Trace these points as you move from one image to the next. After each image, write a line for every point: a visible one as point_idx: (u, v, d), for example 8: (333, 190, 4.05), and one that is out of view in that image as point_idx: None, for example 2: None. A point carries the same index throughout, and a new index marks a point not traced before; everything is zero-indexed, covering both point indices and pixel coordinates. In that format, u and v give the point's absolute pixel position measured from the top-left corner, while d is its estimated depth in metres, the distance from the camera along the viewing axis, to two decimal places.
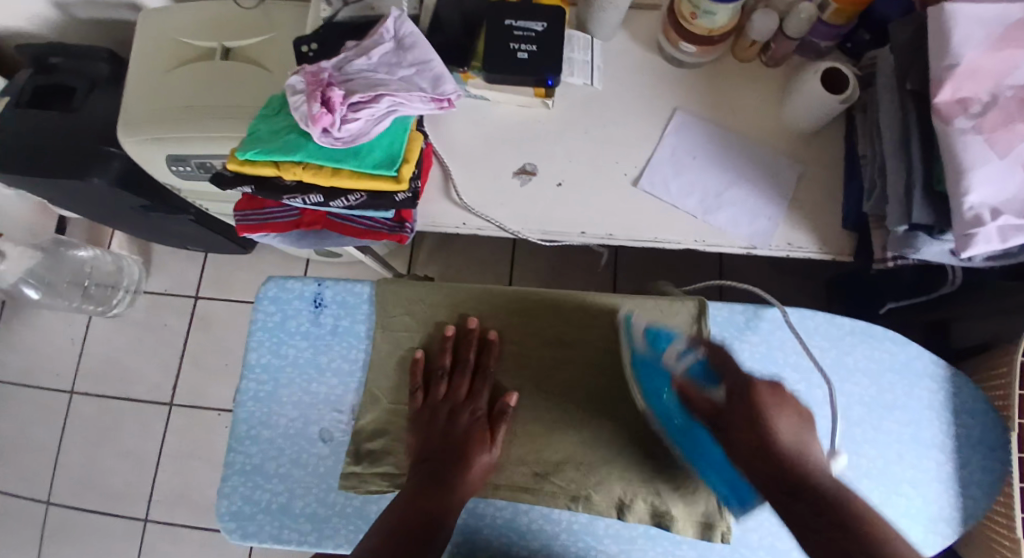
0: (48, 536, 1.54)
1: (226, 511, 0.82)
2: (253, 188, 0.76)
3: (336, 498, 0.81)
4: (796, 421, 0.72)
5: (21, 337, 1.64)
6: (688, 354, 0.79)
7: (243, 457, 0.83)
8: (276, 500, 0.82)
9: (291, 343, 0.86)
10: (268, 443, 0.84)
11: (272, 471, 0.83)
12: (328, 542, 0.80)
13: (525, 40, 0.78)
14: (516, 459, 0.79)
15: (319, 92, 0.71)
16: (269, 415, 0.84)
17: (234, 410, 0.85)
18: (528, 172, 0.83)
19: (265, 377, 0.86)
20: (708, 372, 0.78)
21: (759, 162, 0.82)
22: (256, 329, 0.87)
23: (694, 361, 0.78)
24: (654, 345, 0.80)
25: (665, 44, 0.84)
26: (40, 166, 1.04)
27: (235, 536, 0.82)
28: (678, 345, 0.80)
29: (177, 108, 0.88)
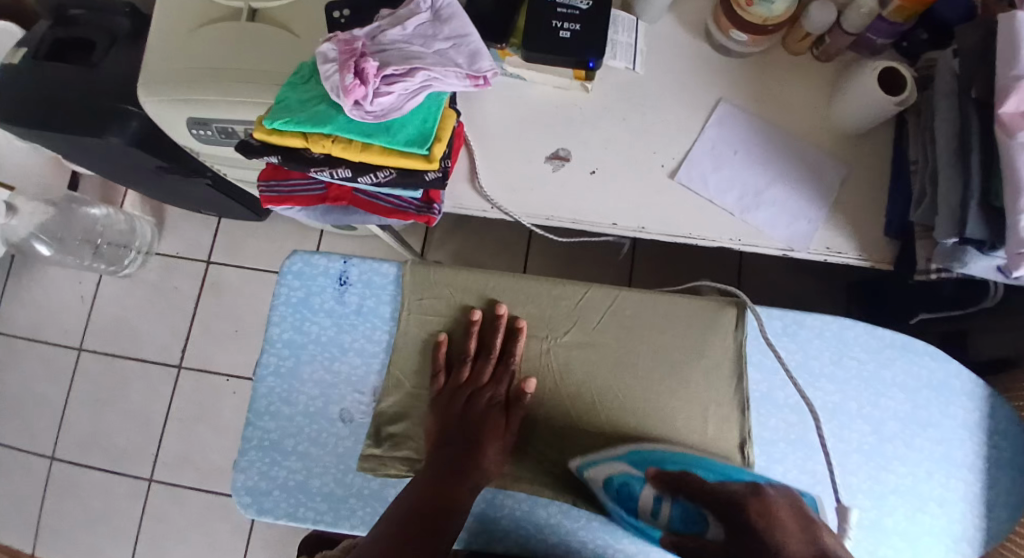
0: (53, 491, 1.55)
1: (241, 485, 0.81)
2: (280, 158, 0.73)
3: (354, 480, 0.80)
4: (801, 534, 0.62)
5: (30, 291, 1.63)
6: (660, 508, 0.69)
7: (261, 432, 0.82)
8: (293, 478, 0.81)
9: (315, 320, 0.84)
10: (287, 419, 0.83)
11: (291, 448, 0.82)
12: (343, 523, 0.79)
13: (569, 18, 0.75)
14: (535, 450, 0.80)
15: (353, 62, 0.68)
16: (289, 392, 0.83)
17: (254, 384, 0.84)
18: (561, 158, 0.80)
19: (287, 352, 0.84)
20: (691, 516, 0.67)
21: (810, 164, 0.79)
22: (279, 304, 0.85)
23: (670, 510, 0.68)
24: (621, 499, 0.72)
25: (714, 30, 0.81)
26: (57, 121, 1.02)
27: (250, 511, 0.81)
28: (646, 496, 0.70)
29: (200, 69, 0.84)
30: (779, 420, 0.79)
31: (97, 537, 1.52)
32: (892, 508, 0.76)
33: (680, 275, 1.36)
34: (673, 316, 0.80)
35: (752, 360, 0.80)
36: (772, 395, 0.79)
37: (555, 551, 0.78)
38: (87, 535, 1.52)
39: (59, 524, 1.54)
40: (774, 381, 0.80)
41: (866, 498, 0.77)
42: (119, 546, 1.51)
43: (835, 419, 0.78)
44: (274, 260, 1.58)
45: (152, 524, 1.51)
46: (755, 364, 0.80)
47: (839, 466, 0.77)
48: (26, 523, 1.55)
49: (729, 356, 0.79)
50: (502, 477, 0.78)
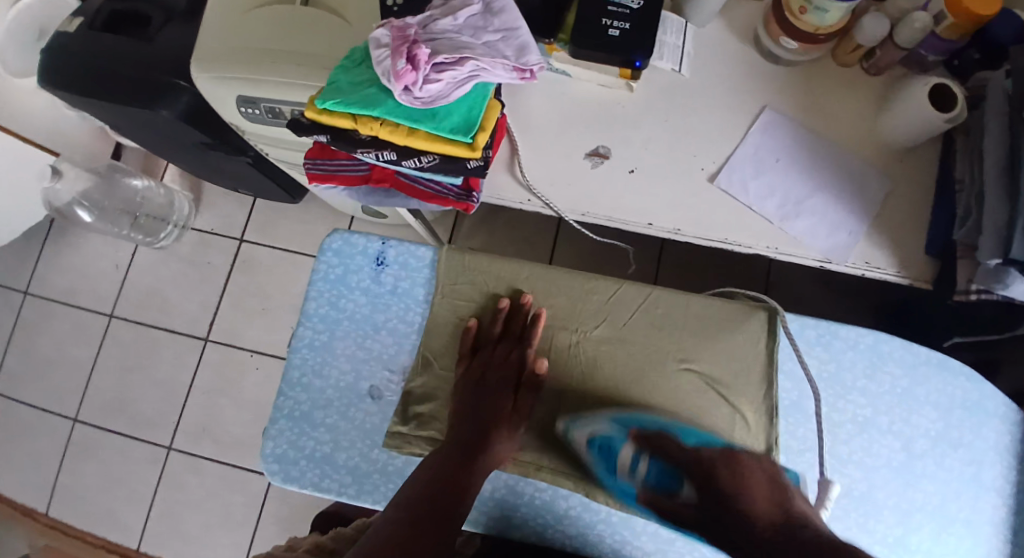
0: (74, 452, 1.59)
1: (270, 453, 0.83)
2: (329, 137, 0.75)
3: (379, 456, 0.82)
4: (768, 493, 0.69)
5: (67, 257, 1.68)
6: (639, 464, 0.74)
7: (292, 402, 0.84)
8: (320, 449, 0.83)
9: (351, 298, 0.86)
10: (318, 392, 0.84)
11: (320, 420, 0.83)
12: (366, 497, 0.81)
13: (619, 16, 0.75)
14: (560, 442, 0.79)
15: (405, 48, 0.69)
16: (321, 365, 0.85)
17: (288, 355, 0.86)
18: (601, 155, 0.81)
19: (322, 326, 0.86)
20: (665, 472, 0.73)
21: (854, 174, 0.79)
22: (317, 280, 0.87)
23: (647, 466, 0.74)
24: (604, 458, 0.75)
25: (763, 37, 0.81)
26: (111, 92, 1.06)
27: (277, 478, 0.83)
28: (627, 454, 0.75)
29: (251, 48, 0.86)
30: (807, 430, 0.78)
31: (115, 500, 1.56)
32: (917, 525, 0.75)
33: (706, 281, 1.36)
34: (704, 318, 0.81)
35: (784, 368, 0.80)
36: (801, 404, 0.79)
37: (572, 543, 0.79)
38: (105, 497, 1.56)
39: (78, 484, 1.58)
40: (804, 388, 0.79)
41: (891, 514, 0.76)
42: (135, 511, 1.55)
43: (865, 433, 0.78)
44: (305, 242, 1.60)
45: (169, 491, 1.54)
46: (786, 373, 0.80)
47: (867, 481, 0.77)
48: (48, 482, 1.59)
49: (758, 361, 0.79)
50: (525, 464, 0.78)
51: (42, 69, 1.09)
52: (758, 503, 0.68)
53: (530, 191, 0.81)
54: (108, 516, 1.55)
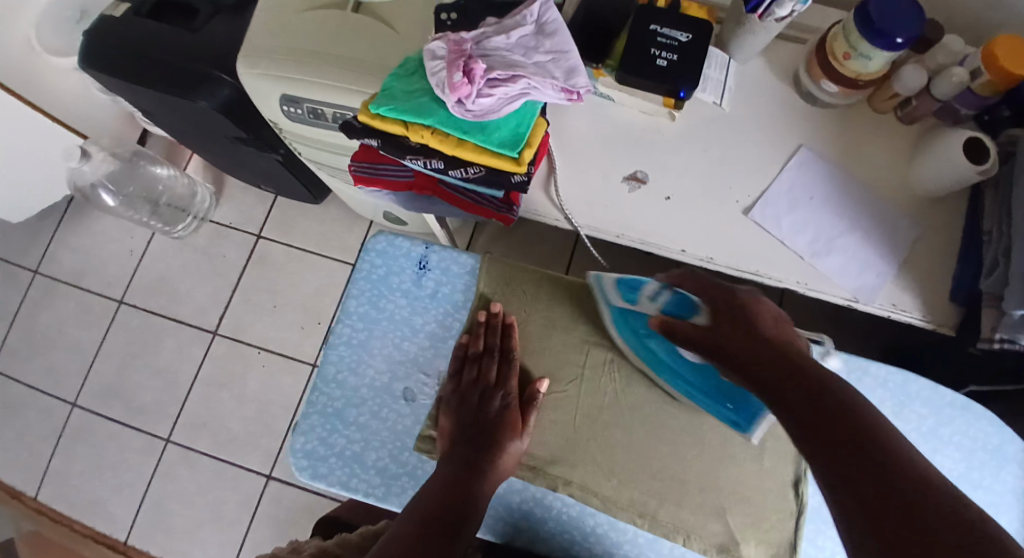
0: (69, 435, 1.58)
1: (299, 448, 0.83)
2: (379, 141, 0.77)
3: (409, 458, 0.83)
4: (775, 323, 0.67)
5: (81, 238, 1.68)
6: (660, 292, 0.77)
7: (326, 398, 0.85)
8: (351, 448, 0.83)
9: (391, 298, 0.88)
10: (352, 390, 0.85)
11: (352, 419, 0.84)
12: (394, 499, 0.82)
13: (667, 48, 0.78)
14: (590, 460, 0.80)
15: (461, 62, 0.71)
16: (357, 363, 0.86)
17: (325, 351, 0.87)
18: (638, 179, 0.83)
19: (360, 325, 0.88)
20: (684, 302, 0.74)
21: (889, 217, 0.81)
22: (358, 278, 0.89)
23: (669, 297, 0.76)
24: (629, 291, 0.81)
25: (803, 78, 0.84)
26: (153, 79, 1.07)
27: (304, 474, 0.83)
28: (652, 286, 0.79)
29: (301, 49, 0.88)
30: None
31: (106, 488, 1.54)
32: None
33: None
34: None
35: None
36: None
37: None
38: (95, 484, 1.55)
39: (69, 469, 1.56)
40: None
41: None
42: (126, 500, 1.53)
43: None
44: (321, 243, 1.62)
45: (162, 483, 1.53)
46: None
47: None
48: (38, 464, 1.57)
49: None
50: (554, 478, 0.79)
51: (84, 52, 1.10)
52: (768, 331, 0.66)
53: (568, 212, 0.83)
54: (98, 503, 1.54)
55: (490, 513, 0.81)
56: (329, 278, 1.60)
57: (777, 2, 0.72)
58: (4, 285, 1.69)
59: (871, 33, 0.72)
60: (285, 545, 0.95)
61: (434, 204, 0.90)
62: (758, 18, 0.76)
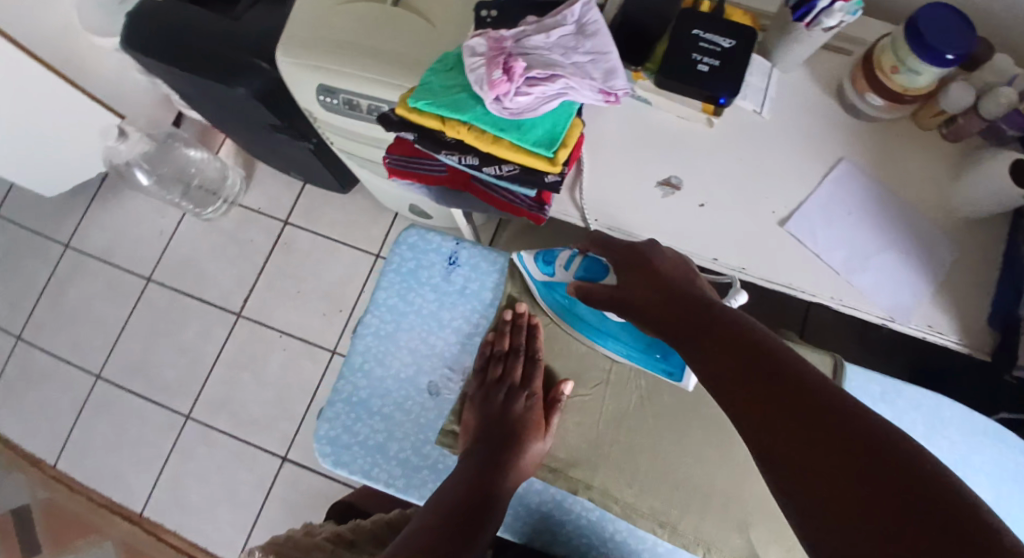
0: (91, 407, 1.61)
1: (323, 434, 0.84)
2: (417, 135, 0.78)
3: (431, 452, 0.84)
4: (679, 268, 0.66)
5: (113, 216, 1.71)
6: (572, 260, 0.78)
7: (351, 387, 0.86)
8: (374, 438, 0.84)
9: (420, 292, 0.89)
10: (378, 381, 0.86)
11: (376, 409, 0.85)
12: (414, 491, 0.82)
13: (710, 53, 0.77)
14: (613, 465, 0.80)
15: (501, 59, 0.71)
16: (384, 354, 0.87)
17: (352, 340, 0.88)
18: (672, 185, 0.82)
19: (389, 316, 0.88)
20: (592, 265, 0.76)
21: (929, 237, 0.80)
22: (389, 269, 0.89)
23: (579, 263, 0.77)
24: (544, 264, 0.82)
25: (848, 90, 0.82)
26: (192, 63, 1.08)
27: (326, 461, 0.84)
28: (564, 253, 0.80)
29: (341, 40, 0.88)
30: None
31: (125, 462, 1.57)
32: None
33: None
34: None
35: None
36: None
37: None
38: (115, 457, 1.58)
39: (90, 440, 1.60)
40: None
41: None
42: (143, 474, 1.56)
43: None
44: (346, 232, 1.63)
45: (179, 460, 1.55)
46: None
47: None
48: (60, 433, 1.61)
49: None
50: (575, 482, 0.80)
51: (126, 33, 1.11)
52: (673, 276, 0.65)
53: (586, 219, 0.83)
54: (117, 476, 1.57)
55: (510, 513, 0.82)
56: (353, 267, 1.61)
57: (825, 12, 0.71)
58: (36, 256, 1.72)
59: (919, 46, 0.71)
60: (300, 529, 0.96)
61: (469, 200, 0.91)
62: (805, 28, 0.74)
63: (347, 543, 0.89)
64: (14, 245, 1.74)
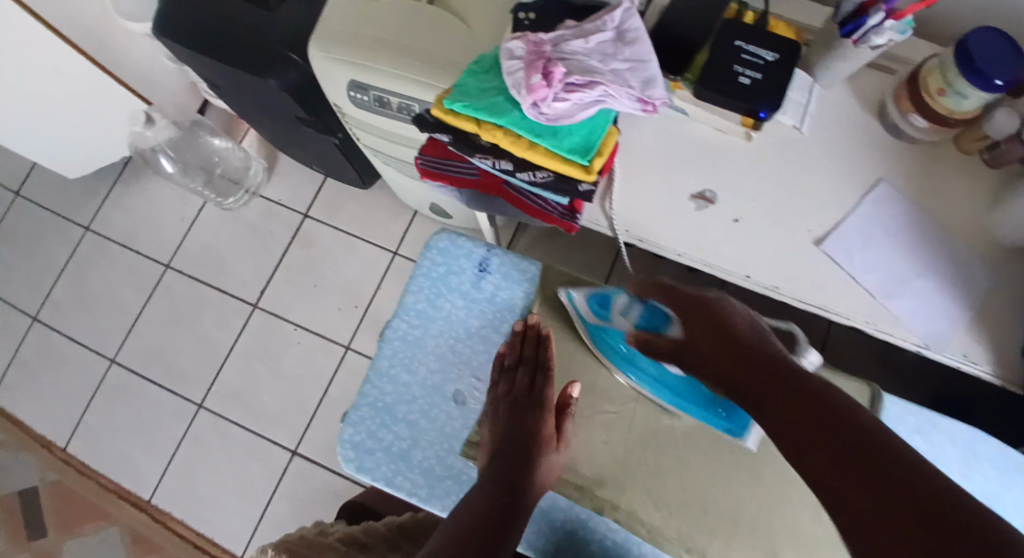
0: (105, 391, 1.62)
1: (348, 438, 0.89)
2: (450, 137, 0.77)
3: (454, 460, 0.88)
4: (750, 324, 0.63)
5: (135, 201, 1.72)
6: (631, 307, 0.76)
7: (377, 392, 0.91)
8: (398, 444, 0.89)
9: (448, 300, 0.93)
10: (404, 387, 0.91)
11: (402, 415, 0.90)
12: (437, 500, 0.87)
13: (752, 66, 0.75)
14: (637, 485, 0.82)
15: (540, 64, 0.70)
16: (410, 361, 0.92)
17: (380, 346, 0.92)
18: (706, 199, 0.81)
19: (416, 323, 0.93)
20: (654, 314, 0.72)
21: (969, 265, 0.78)
22: (418, 276, 0.94)
23: (640, 311, 0.74)
24: (600, 308, 0.82)
25: (890, 109, 0.80)
26: (224, 54, 1.07)
27: (351, 465, 0.89)
28: (621, 300, 0.78)
29: (375, 36, 0.87)
30: None
31: (136, 447, 1.58)
32: None
33: None
34: None
35: None
36: None
37: None
38: (126, 442, 1.58)
39: (102, 424, 1.60)
40: None
41: None
42: (154, 460, 1.57)
43: None
44: (365, 228, 1.63)
45: (190, 448, 1.56)
46: None
47: None
48: (73, 415, 1.62)
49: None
50: (601, 501, 0.82)
51: (159, 21, 1.10)
52: (746, 333, 0.62)
53: (615, 229, 0.82)
54: (128, 460, 1.58)
55: (533, 528, 0.85)
56: (370, 263, 1.61)
57: (875, 30, 0.70)
58: (57, 238, 1.73)
59: (970, 72, 0.69)
60: (312, 526, 0.96)
61: (502, 204, 0.90)
62: (851, 44, 0.73)
63: (360, 545, 0.88)
64: (36, 226, 1.75)
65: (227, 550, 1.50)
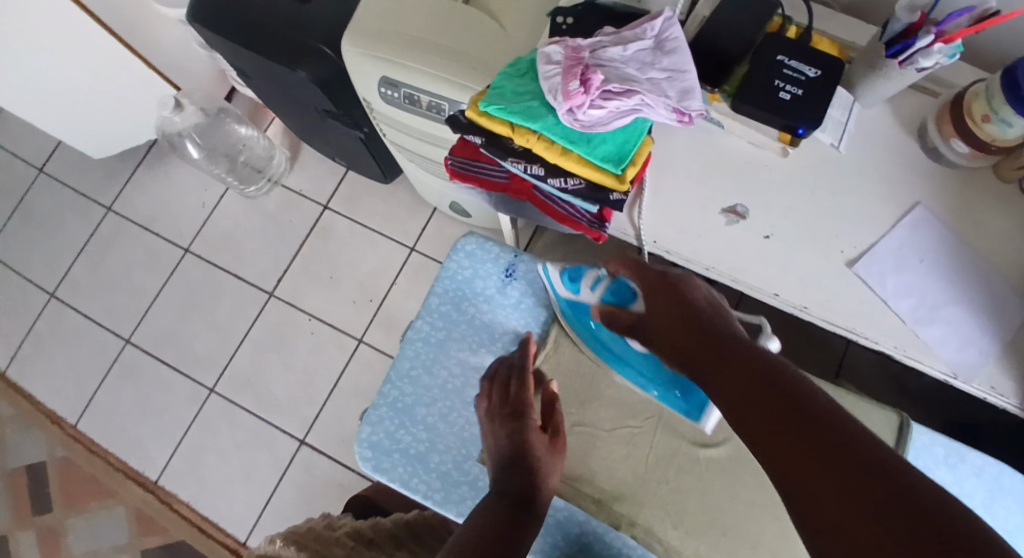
0: (118, 370, 1.63)
1: (365, 438, 0.89)
2: (483, 140, 0.76)
3: (472, 468, 0.88)
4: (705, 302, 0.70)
5: (158, 184, 1.73)
6: (600, 281, 0.83)
7: (398, 393, 0.91)
8: (415, 447, 0.89)
9: (474, 302, 0.93)
10: (424, 389, 0.91)
11: (421, 417, 0.90)
12: (451, 506, 0.87)
13: (793, 81, 0.74)
14: (655, 507, 0.83)
15: (578, 70, 0.69)
16: (432, 363, 0.92)
17: (402, 345, 0.93)
18: (738, 214, 0.79)
19: (440, 324, 0.93)
20: (620, 290, 0.81)
21: (1003, 295, 0.77)
22: (444, 276, 0.94)
23: (607, 286, 0.82)
24: (569, 281, 0.86)
25: (931, 133, 0.79)
26: (256, 42, 1.07)
27: (367, 465, 0.89)
28: (591, 274, 0.84)
29: (409, 34, 0.86)
30: None
31: (146, 429, 1.59)
32: None
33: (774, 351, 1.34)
34: None
35: None
36: None
37: None
38: (137, 423, 1.59)
39: (113, 403, 1.62)
40: None
41: None
42: (162, 442, 1.57)
43: None
44: (384, 222, 1.63)
45: (200, 433, 1.56)
46: None
47: None
48: (85, 393, 1.63)
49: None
50: (618, 516, 0.83)
51: (194, 7, 1.10)
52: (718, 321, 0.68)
53: (642, 241, 0.81)
54: (137, 441, 1.58)
55: (548, 541, 0.85)
56: (387, 258, 1.60)
57: (923, 52, 0.69)
58: (78, 217, 1.75)
59: (1017, 99, 0.68)
60: (320, 520, 0.95)
61: (528, 208, 0.90)
62: (896, 65, 0.72)
63: (366, 540, 0.88)
64: (59, 204, 1.77)
65: (231, 536, 1.50)
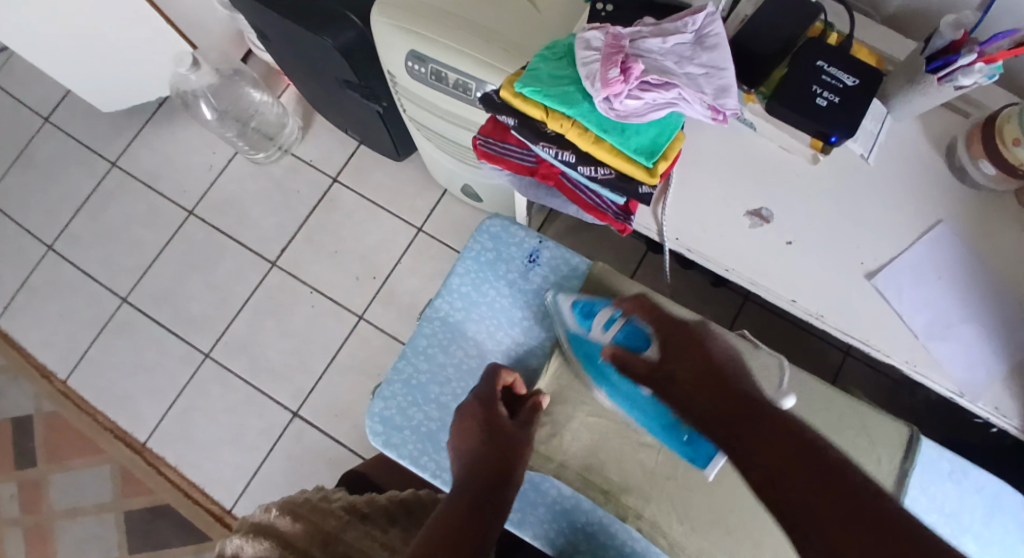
0: (113, 327, 1.61)
1: (377, 412, 0.90)
2: (516, 121, 0.75)
3: None
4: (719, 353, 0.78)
5: (165, 142, 1.70)
6: (612, 322, 0.85)
7: (412, 370, 0.92)
8: (427, 425, 0.90)
9: (494, 285, 0.93)
10: (439, 367, 0.92)
11: (433, 396, 0.91)
12: None
13: (830, 88, 0.74)
14: (660, 503, 0.83)
15: (618, 58, 0.68)
16: (448, 343, 0.93)
17: (419, 323, 0.93)
18: (762, 217, 0.79)
19: (459, 304, 0.93)
20: (633, 333, 0.83)
21: (1016, 319, 0.77)
22: (468, 256, 0.94)
23: (619, 328, 0.84)
24: (582, 316, 0.87)
25: (961, 152, 0.78)
26: (282, 4, 1.05)
27: (377, 439, 0.89)
28: (603, 316, 0.86)
29: (444, 10, 0.85)
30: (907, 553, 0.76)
31: (136, 388, 1.57)
32: None
33: None
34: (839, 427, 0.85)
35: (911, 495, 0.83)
36: None
37: None
38: (128, 382, 1.58)
39: (105, 359, 1.60)
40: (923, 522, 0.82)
41: None
42: (153, 402, 1.56)
43: None
44: (392, 200, 1.61)
45: (192, 396, 1.55)
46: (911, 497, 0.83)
47: None
48: (77, 348, 1.61)
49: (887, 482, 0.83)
50: (624, 507, 0.83)
51: None
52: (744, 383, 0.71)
53: (664, 236, 0.80)
54: (127, 400, 1.57)
55: (554, 527, 0.87)
56: (393, 235, 1.59)
57: (964, 70, 0.68)
58: (81, 169, 1.72)
59: None
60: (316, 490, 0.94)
61: (550, 193, 0.89)
62: (935, 81, 0.71)
63: (361, 515, 0.87)
64: (62, 155, 1.74)
65: (218, 501, 1.50)
